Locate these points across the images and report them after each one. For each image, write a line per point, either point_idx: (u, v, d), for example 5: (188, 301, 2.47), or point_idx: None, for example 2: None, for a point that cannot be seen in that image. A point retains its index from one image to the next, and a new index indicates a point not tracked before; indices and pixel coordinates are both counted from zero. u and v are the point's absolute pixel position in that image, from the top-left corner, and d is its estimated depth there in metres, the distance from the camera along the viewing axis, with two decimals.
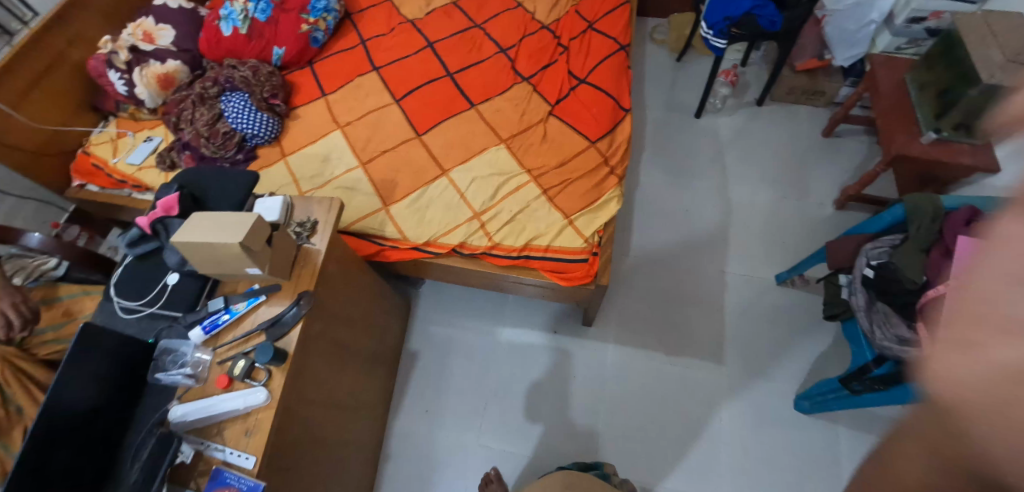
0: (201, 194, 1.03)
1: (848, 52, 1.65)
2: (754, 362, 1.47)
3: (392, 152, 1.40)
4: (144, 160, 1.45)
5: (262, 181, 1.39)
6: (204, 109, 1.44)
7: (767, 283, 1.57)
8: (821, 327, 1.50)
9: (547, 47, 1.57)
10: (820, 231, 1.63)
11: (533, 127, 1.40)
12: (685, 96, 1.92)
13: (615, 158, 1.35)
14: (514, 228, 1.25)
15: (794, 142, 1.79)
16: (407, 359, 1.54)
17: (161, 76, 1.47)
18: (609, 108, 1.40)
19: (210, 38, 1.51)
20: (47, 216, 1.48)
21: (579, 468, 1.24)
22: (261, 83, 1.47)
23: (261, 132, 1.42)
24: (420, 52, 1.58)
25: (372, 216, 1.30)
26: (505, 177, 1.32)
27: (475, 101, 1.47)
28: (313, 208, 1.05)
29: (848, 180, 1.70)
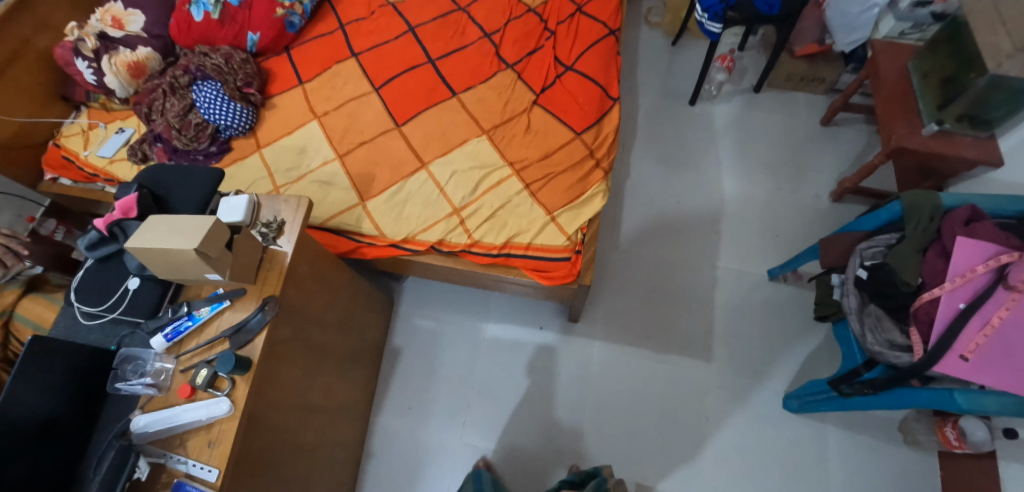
0: (163, 193, 1.00)
1: (848, 37, 1.58)
2: (742, 360, 1.44)
3: (370, 143, 1.35)
4: (116, 153, 1.39)
5: (236, 175, 1.34)
6: (176, 100, 1.38)
7: (759, 279, 1.53)
8: (813, 325, 1.46)
9: (533, 31, 1.49)
10: (815, 223, 1.58)
11: (516, 117, 1.35)
12: (679, 83, 1.85)
13: (601, 150, 1.29)
14: (494, 224, 1.20)
15: (791, 130, 1.73)
16: (390, 355, 1.50)
17: (131, 64, 1.39)
18: (596, 97, 1.34)
19: (181, 23, 1.44)
20: (23, 210, 1.44)
21: (579, 478, 1.19)
22: (235, 71, 1.41)
23: (235, 123, 1.37)
24: (401, 37, 1.52)
25: (349, 211, 1.26)
26: (487, 170, 1.27)
27: (457, 89, 1.41)
28: (281, 207, 1.01)
29: (846, 171, 1.64)
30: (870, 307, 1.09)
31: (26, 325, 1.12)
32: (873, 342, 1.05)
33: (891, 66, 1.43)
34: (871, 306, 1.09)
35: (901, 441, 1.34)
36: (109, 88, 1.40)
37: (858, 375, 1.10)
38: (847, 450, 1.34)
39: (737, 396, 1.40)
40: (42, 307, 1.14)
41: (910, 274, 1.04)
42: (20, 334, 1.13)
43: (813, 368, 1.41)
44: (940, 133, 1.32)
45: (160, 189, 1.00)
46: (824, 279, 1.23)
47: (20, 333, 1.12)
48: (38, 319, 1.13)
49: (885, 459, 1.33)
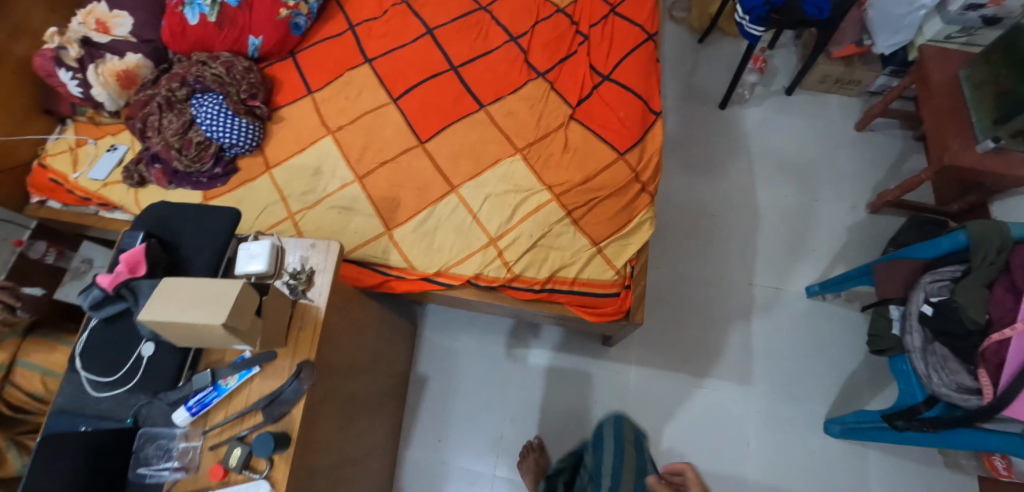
0: (172, 239, 0.89)
1: (890, 40, 1.49)
2: (782, 383, 1.40)
3: (392, 162, 1.25)
4: (109, 175, 1.27)
5: (246, 200, 1.24)
6: (173, 116, 1.25)
7: (796, 296, 1.48)
8: (852, 344, 1.42)
9: (563, 35, 1.39)
10: (852, 237, 1.53)
11: (552, 133, 1.25)
12: (707, 84, 1.75)
13: (646, 172, 1.20)
14: (535, 256, 1.13)
15: (825, 136, 1.66)
16: (416, 384, 1.42)
17: (120, 74, 1.27)
18: (639, 112, 1.25)
19: (174, 27, 1.30)
20: (7, 233, 1.24)
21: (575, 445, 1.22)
22: (237, 81, 1.29)
23: (241, 141, 1.26)
24: (419, 40, 1.41)
25: (375, 241, 1.16)
26: (523, 194, 1.18)
27: (485, 101, 1.32)
28: (309, 251, 0.91)
29: (882, 180, 1.59)
30: (935, 345, 1.03)
31: (32, 371, 1.10)
32: (940, 384, 1.00)
33: (942, 74, 1.36)
34: (936, 344, 1.03)
35: (941, 463, 1.32)
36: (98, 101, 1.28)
37: (918, 413, 1.06)
38: (889, 474, 1.32)
39: (776, 422, 1.37)
40: (47, 348, 1.14)
41: (978, 311, 0.99)
42: (26, 381, 1.10)
43: (854, 391, 1.38)
44: (995, 150, 1.25)
45: (169, 235, 0.89)
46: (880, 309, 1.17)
47: (29, 381, 1.10)
48: (44, 363, 1.12)
49: (927, 482, 1.31)
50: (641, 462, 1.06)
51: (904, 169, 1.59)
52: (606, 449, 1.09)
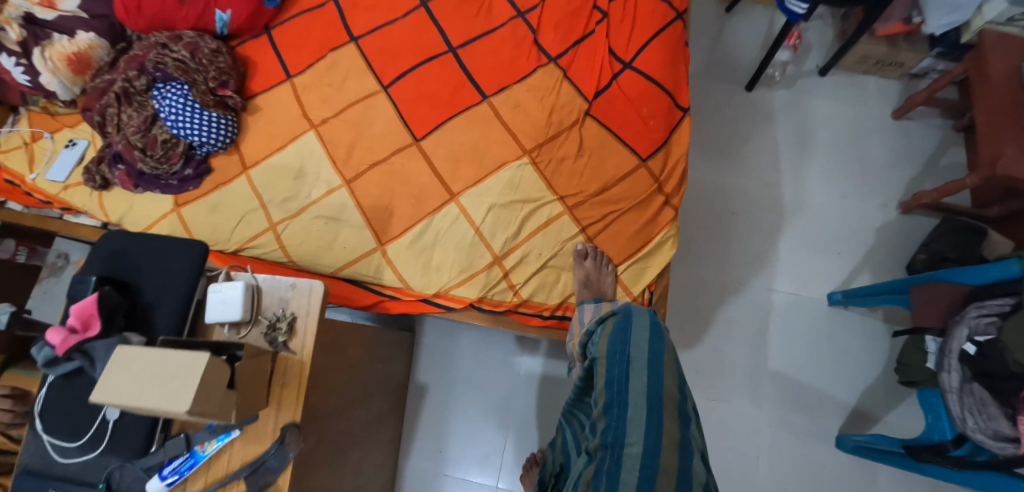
0: (131, 281, 0.80)
1: (944, 19, 1.33)
2: (797, 394, 1.34)
3: (383, 164, 1.12)
4: (70, 176, 1.18)
5: (223, 206, 1.12)
6: (134, 111, 1.13)
7: (817, 304, 1.39)
8: (872, 352, 1.35)
9: (579, 10, 1.21)
10: (880, 239, 1.42)
11: (565, 132, 1.10)
12: (732, 61, 1.57)
13: (670, 182, 1.08)
14: (544, 280, 1.03)
15: (858, 123, 1.51)
16: (415, 393, 1.35)
17: (72, 57, 1.18)
18: (664, 109, 1.10)
19: (128, 2, 1.17)
20: None
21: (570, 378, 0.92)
22: (204, 67, 1.14)
23: (212, 137, 1.13)
24: (412, 13, 1.24)
25: (366, 259, 1.06)
26: (532, 204, 1.06)
27: (488, 91, 1.16)
28: (288, 294, 0.80)
29: (917, 176, 1.46)
30: (974, 385, 0.96)
31: None
32: (975, 427, 0.94)
33: (1003, 65, 1.23)
34: (975, 384, 0.95)
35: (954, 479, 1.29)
36: (49, 89, 1.18)
37: (945, 451, 1.01)
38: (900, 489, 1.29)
39: (789, 438, 1.32)
40: None
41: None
42: None
43: (872, 404, 1.32)
44: None
45: (128, 276, 0.80)
46: (915, 341, 1.09)
47: None
48: None
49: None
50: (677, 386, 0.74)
51: (941, 164, 1.47)
52: (636, 398, 0.71)
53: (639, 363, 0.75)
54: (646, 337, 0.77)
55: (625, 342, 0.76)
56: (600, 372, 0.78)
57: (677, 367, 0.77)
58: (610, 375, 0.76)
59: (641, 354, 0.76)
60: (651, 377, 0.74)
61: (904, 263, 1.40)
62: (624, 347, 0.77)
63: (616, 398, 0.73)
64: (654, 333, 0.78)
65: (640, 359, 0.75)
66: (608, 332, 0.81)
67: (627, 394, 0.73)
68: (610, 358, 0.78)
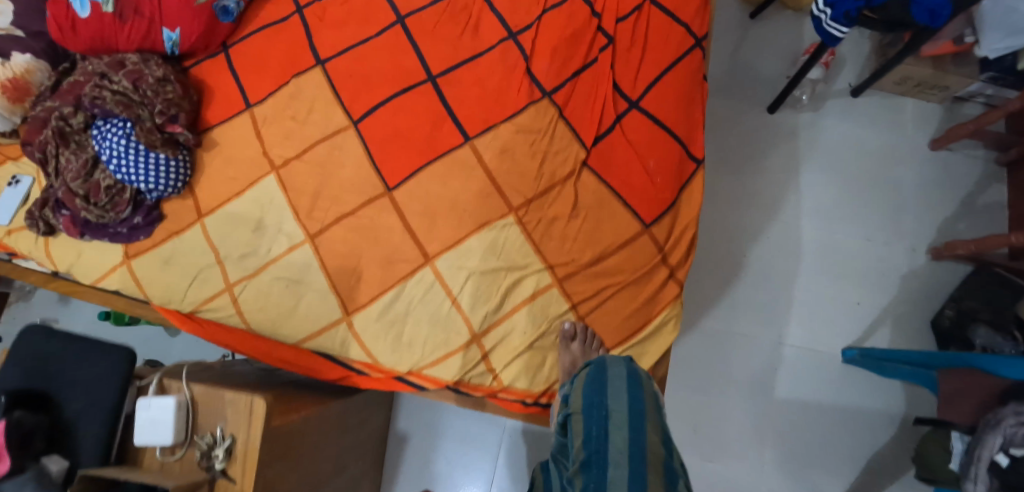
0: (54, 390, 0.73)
1: (999, 43, 1.14)
2: (801, 456, 1.25)
3: (351, 218, 0.99)
4: (14, 219, 1.08)
5: (176, 259, 1.02)
6: (71, 154, 1.01)
7: (831, 359, 1.28)
8: (886, 412, 1.25)
9: (580, 34, 1.02)
10: (909, 288, 1.29)
11: (557, 187, 0.96)
12: (751, 77, 1.41)
13: (675, 252, 0.95)
14: (528, 363, 0.93)
15: (893, 152, 1.35)
16: (396, 441, 1.29)
17: (8, 84, 1.06)
18: (673, 163, 0.95)
19: (62, 21, 1.02)
20: None
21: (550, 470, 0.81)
22: (149, 99, 1.01)
23: (161, 182, 1.00)
24: (386, 32, 1.07)
25: (331, 330, 0.96)
26: (517, 272, 0.93)
27: (471, 133, 1.00)
28: (227, 415, 0.72)
29: (955, 216, 1.31)
30: None
31: None
32: None
33: None
34: None
35: None
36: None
37: None
38: None
39: None
40: None
41: None
42: None
43: (881, 471, 1.23)
44: None
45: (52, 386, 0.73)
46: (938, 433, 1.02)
47: None
48: None
49: None
50: (663, 446, 0.65)
51: (979, 203, 1.31)
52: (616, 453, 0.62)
53: (621, 417, 0.66)
54: (623, 389, 0.70)
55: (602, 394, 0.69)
56: (577, 430, 0.69)
57: (662, 423, 0.69)
58: (588, 431, 0.67)
59: (621, 407, 0.67)
60: (633, 432, 0.64)
61: (929, 315, 1.28)
62: (601, 399, 0.69)
63: (593, 456, 0.63)
64: (633, 384, 0.71)
65: (620, 412, 0.67)
66: (582, 385, 0.74)
67: (605, 451, 0.63)
68: (587, 412, 0.69)
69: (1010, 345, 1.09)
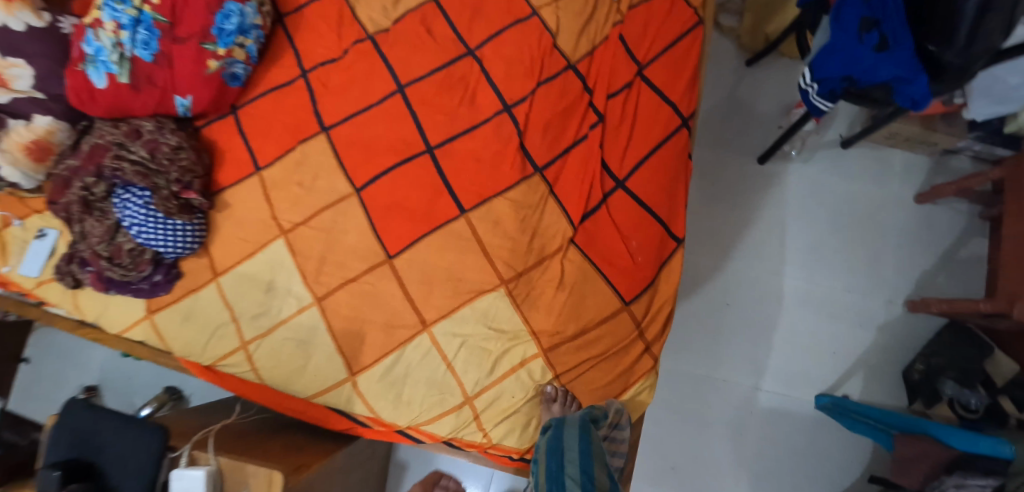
0: (103, 458, 0.83)
1: (988, 109, 1.19)
2: (773, 485, 1.38)
3: (354, 283, 1.07)
4: (42, 271, 1.18)
5: (195, 315, 1.11)
6: (96, 220, 1.08)
7: (805, 405, 1.40)
8: (849, 451, 1.38)
9: (572, 107, 1.08)
10: (882, 338, 1.41)
11: (547, 261, 1.04)
12: (751, 112, 1.52)
13: (651, 328, 1.06)
14: (514, 424, 1.02)
15: (881, 201, 1.46)
16: (396, 469, 1.40)
17: (31, 146, 1.13)
18: (655, 243, 1.04)
19: (80, 91, 1.06)
20: None
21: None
22: (165, 168, 1.07)
23: (179, 247, 1.09)
24: (386, 100, 1.11)
25: (336, 389, 1.06)
26: (506, 342, 1.02)
27: (466, 205, 1.06)
28: (250, 484, 0.82)
29: (931, 267, 1.43)
30: None
31: None
32: None
33: None
34: None
35: None
36: (10, 180, 1.14)
37: None
38: None
39: None
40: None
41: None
42: None
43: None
44: None
45: (97, 452, 0.83)
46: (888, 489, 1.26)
47: None
48: None
49: None
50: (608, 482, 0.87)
51: (958, 257, 1.43)
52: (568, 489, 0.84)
53: (573, 454, 0.88)
54: (577, 438, 0.90)
55: (559, 444, 0.89)
56: (542, 470, 0.90)
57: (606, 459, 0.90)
58: (549, 471, 0.88)
59: (573, 449, 0.89)
60: (583, 470, 0.86)
61: (903, 363, 1.40)
62: (558, 444, 0.90)
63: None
64: (583, 432, 0.91)
65: (573, 452, 0.89)
66: (546, 436, 0.94)
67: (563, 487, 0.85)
68: (549, 455, 0.90)
69: (976, 397, 1.27)
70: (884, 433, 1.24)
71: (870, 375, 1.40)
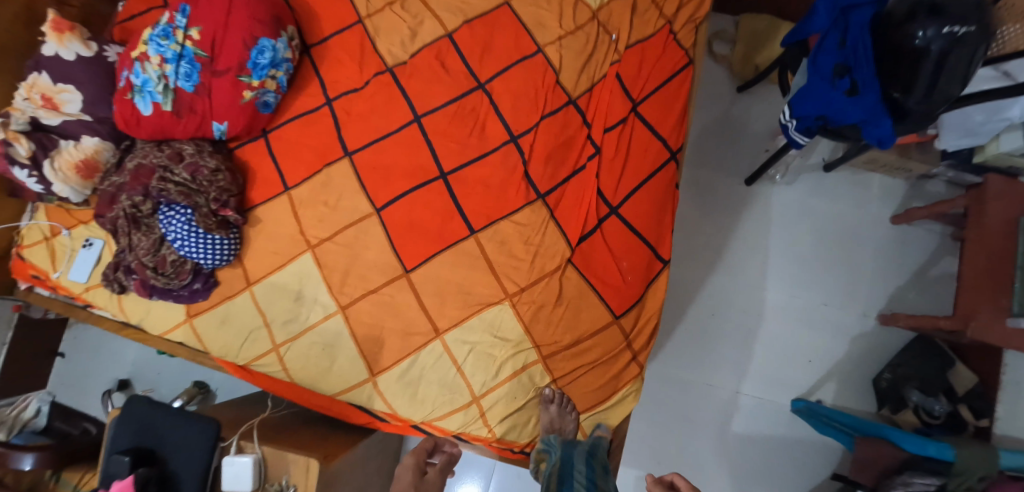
0: (162, 447, 0.96)
1: (956, 140, 1.31)
2: (748, 475, 1.53)
3: (375, 294, 1.19)
4: (89, 277, 1.31)
5: (230, 320, 1.24)
6: (143, 235, 1.21)
7: (782, 408, 1.55)
8: (818, 448, 1.53)
9: (571, 139, 1.22)
10: (854, 347, 1.56)
11: (547, 277, 1.16)
12: (742, 131, 1.65)
13: (638, 339, 1.20)
14: (516, 422, 1.16)
15: (858, 221, 1.60)
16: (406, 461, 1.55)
17: (80, 164, 1.24)
18: (644, 264, 1.19)
19: (128, 117, 1.18)
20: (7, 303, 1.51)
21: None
22: (205, 188, 1.19)
23: (218, 259, 1.21)
24: (404, 128, 1.23)
25: (359, 388, 1.19)
26: (510, 349, 1.15)
27: (475, 226, 1.18)
28: (291, 470, 0.96)
29: (903, 281, 1.57)
30: None
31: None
32: None
33: (1001, 215, 1.30)
34: None
35: None
36: (62, 195, 1.26)
37: None
38: None
39: None
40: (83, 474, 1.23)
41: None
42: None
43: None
44: None
45: (155, 440, 0.96)
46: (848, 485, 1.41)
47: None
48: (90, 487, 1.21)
49: None
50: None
51: (930, 275, 1.57)
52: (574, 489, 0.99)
53: (580, 470, 1.04)
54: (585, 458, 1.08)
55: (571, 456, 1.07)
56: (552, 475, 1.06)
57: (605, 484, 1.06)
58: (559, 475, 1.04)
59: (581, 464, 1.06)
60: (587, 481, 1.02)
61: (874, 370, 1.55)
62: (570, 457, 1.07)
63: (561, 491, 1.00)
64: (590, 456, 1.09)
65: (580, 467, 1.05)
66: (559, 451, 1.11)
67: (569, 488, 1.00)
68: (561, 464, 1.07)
69: (938, 404, 1.41)
70: (846, 434, 1.38)
71: (842, 380, 1.54)
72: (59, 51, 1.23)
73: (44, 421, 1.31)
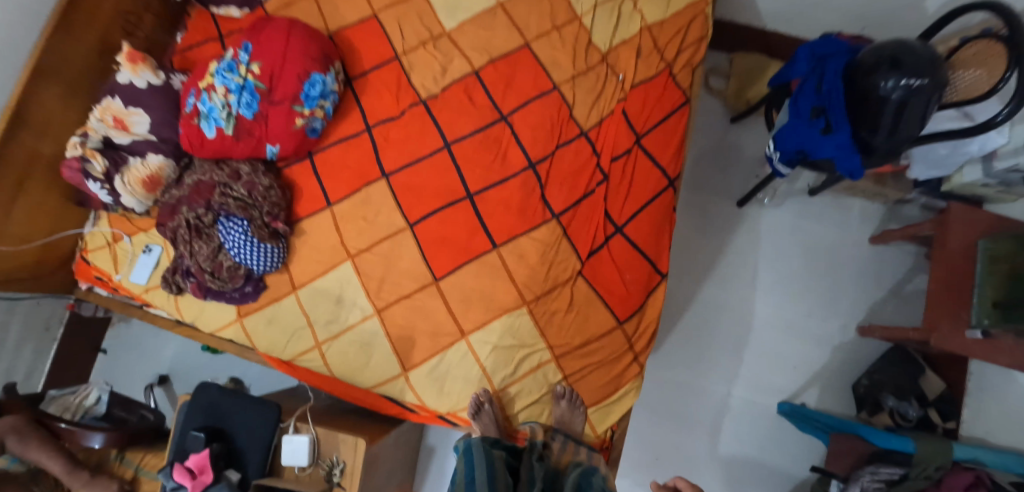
0: (227, 427, 1.11)
1: (926, 171, 1.45)
2: (734, 469, 1.70)
3: (408, 299, 1.35)
4: (149, 279, 1.46)
5: (276, 320, 1.40)
6: (203, 242, 1.35)
7: (768, 409, 1.71)
8: (798, 445, 1.69)
9: (583, 167, 1.39)
10: (834, 355, 1.73)
11: (559, 287, 1.33)
12: (734, 158, 1.83)
13: (639, 342, 1.38)
14: (532, 411, 1.34)
15: (837, 241, 1.77)
16: (424, 453, 1.70)
17: (146, 179, 1.39)
18: (644, 277, 1.37)
19: (193, 138, 1.35)
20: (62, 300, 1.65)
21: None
22: (260, 202, 1.35)
23: (269, 265, 1.37)
24: (436, 153, 1.40)
25: (392, 382, 1.35)
26: (527, 349, 1.31)
27: (498, 240, 1.34)
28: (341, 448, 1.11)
29: (879, 296, 1.74)
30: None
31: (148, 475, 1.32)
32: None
33: (962, 238, 1.46)
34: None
35: None
36: (128, 205, 1.42)
37: None
38: None
39: None
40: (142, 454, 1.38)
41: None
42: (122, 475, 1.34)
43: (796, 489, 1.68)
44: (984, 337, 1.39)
45: (222, 421, 1.11)
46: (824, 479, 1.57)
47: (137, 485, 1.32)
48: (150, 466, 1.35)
49: None
50: None
51: (905, 291, 1.73)
52: None
53: None
54: None
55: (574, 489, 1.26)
56: None
57: None
58: None
59: None
60: None
61: (852, 377, 1.71)
62: None
63: None
64: None
65: None
66: None
67: None
68: None
69: (912, 408, 1.56)
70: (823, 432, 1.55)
71: (822, 385, 1.71)
72: (131, 79, 1.39)
73: (104, 408, 1.48)
